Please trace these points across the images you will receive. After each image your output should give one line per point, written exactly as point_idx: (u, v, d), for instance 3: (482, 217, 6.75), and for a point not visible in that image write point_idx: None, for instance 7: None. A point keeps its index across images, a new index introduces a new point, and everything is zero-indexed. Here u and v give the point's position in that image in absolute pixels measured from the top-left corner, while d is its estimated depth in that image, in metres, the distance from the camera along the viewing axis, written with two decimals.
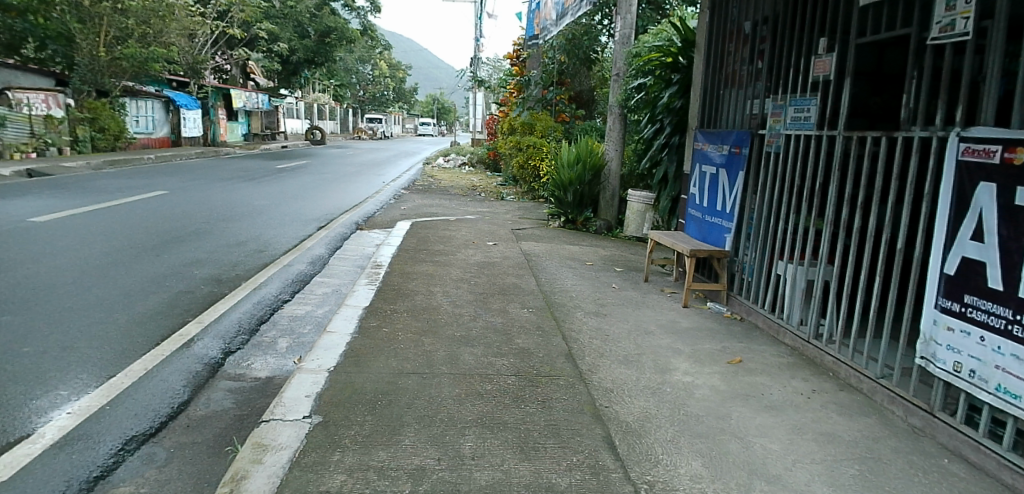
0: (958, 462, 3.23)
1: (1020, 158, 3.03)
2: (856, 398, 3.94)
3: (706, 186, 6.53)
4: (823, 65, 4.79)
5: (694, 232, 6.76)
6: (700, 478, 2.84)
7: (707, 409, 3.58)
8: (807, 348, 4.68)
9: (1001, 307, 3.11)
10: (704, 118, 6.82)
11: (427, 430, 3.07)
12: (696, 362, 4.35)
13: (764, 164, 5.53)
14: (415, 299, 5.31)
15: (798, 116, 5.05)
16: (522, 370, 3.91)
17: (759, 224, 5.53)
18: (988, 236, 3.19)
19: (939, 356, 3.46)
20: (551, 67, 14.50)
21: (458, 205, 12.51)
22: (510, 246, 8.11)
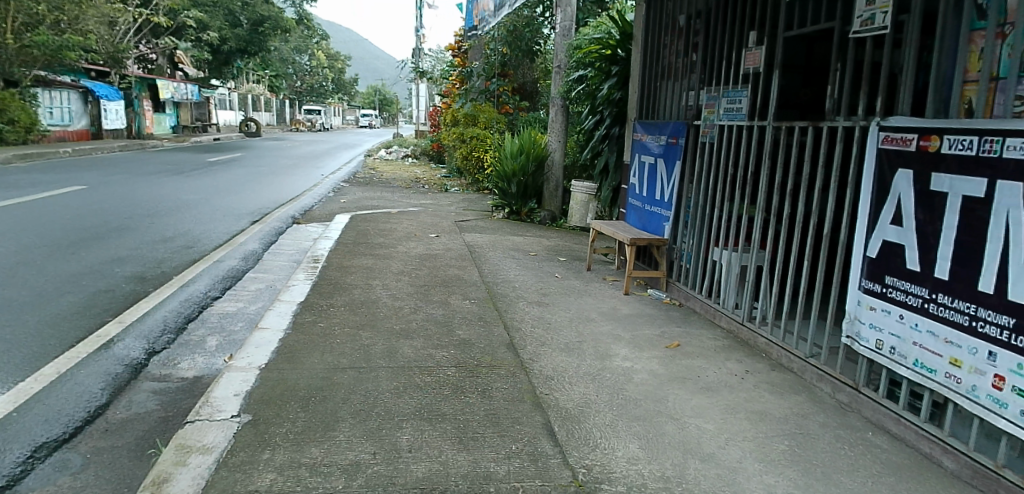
0: (881, 434, 3.40)
1: (934, 146, 3.20)
2: (787, 377, 4.09)
3: (646, 175, 6.65)
4: (754, 58, 4.93)
5: (634, 221, 6.88)
6: (637, 460, 2.90)
7: (645, 393, 3.66)
8: (742, 330, 4.84)
9: (918, 287, 3.28)
10: (643, 109, 6.92)
11: (363, 425, 3.04)
12: (635, 348, 4.44)
13: (700, 153, 5.65)
14: (353, 293, 5.23)
15: (731, 107, 5.19)
16: (462, 361, 3.92)
17: (696, 212, 5.67)
18: (906, 220, 3.36)
19: (863, 335, 3.63)
20: (492, 59, 14.39)
21: (400, 197, 12.38)
22: (453, 238, 8.08)
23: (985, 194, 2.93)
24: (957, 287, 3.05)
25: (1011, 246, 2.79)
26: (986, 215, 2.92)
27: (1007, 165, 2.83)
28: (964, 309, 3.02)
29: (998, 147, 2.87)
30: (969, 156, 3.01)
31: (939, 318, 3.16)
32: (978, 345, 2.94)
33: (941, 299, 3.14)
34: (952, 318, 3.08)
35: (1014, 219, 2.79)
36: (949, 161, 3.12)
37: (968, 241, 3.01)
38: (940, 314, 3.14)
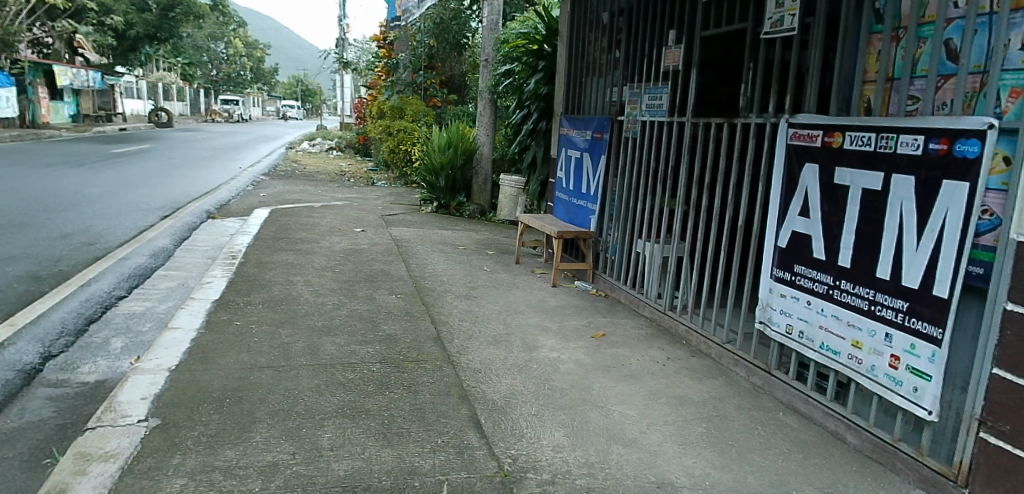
0: (791, 414, 3.58)
1: (837, 142, 3.39)
2: (706, 363, 4.26)
3: (572, 169, 6.74)
4: (673, 56, 5.08)
5: (562, 214, 6.96)
6: (562, 448, 2.95)
7: (570, 383, 3.72)
8: (663, 319, 5.01)
9: (823, 274, 3.48)
10: (568, 104, 7.01)
11: (282, 425, 2.95)
12: (562, 338, 4.50)
13: (624, 148, 5.78)
14: (273, 290, 5.08)
15: (653, 104, 5.34)
16: (388, 357, 3.87)
17: (620, 205, 5.81)
18: (812, 212, 3.56)
19: (774, 320, 3.82)
20: (419, 51, 14.18)
21: (324, 191, 12.07)
22: (379, 232, 7.95)
23: (881, 187, 3.13)
24: (858, 274, 3.25)
25: (905, 235, 2.99)
26: (882, 206, 3.12)
27: (901, 159, 3.02)
28: (864, 295, 3.22)
29: (892, 143, 3.07)
30: (868, 151, 3.21)
31: (843, 303, 3.35)
32: (876, 328, 3.14)
33: (844, 286, 3.34)
34: (853, 303, 3.28)
35: (907, 210, 2.99)
36: (850, 156, 3.31)
37: (867, 231, 3.20)
38: (843, 299, 3.34)
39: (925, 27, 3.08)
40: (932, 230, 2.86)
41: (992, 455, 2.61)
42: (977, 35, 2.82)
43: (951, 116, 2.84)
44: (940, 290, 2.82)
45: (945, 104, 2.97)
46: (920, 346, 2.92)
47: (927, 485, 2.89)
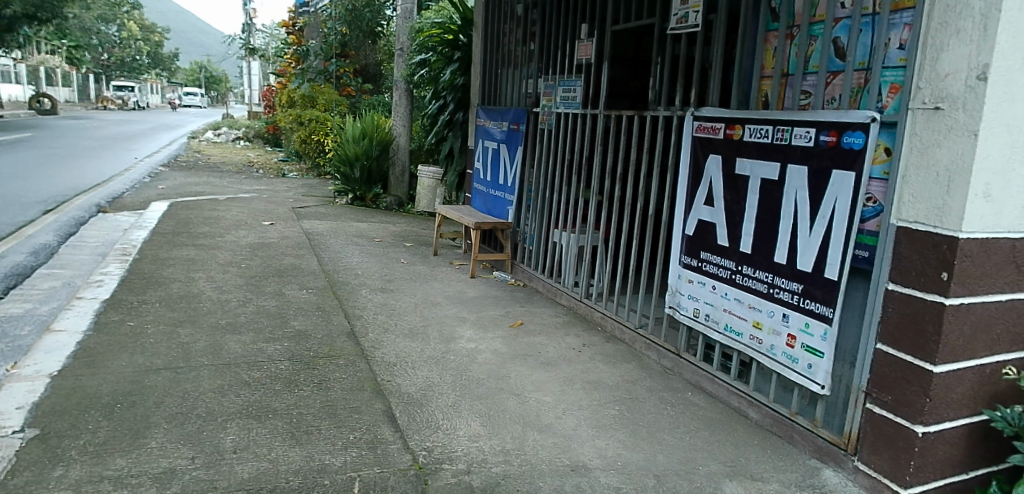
0: (699, 393, 3.74)
1: (738, 134, 3.54)
2: (620, 348, 4.38)
3: (489, 160, 6.75)
4: (586, 49, 5.16)
5: (479, 205, 6.96)
6: (478, 437, 2.95)
7: (487, 372, 3.73)
8: (580, 306, 5.11)
9: (726, 260, 3.63)
10: (484, 95, 7.00)
11: (180, 428, 2.81)
12: (480, 329, 4.51)
13: (539, 139, 5.84)
14: (172, 288, 4.81)
15: (567, 96, 5.41)
16: (297, 354, 3.75)
17: (537, 195, 5.87)
18: (716, 201, 3.71)
19: (683, 304, 3.97)
20: (331, 38, 13.78)
21: (230, 183, 11.54)
22: (289, 226, 7.68)
23: (778, 177, 3.30)
24: (758, 260, 3.42)
25: (799, 221, 3.17)
26: (779, 195, 3.29)
27: (795, 150, 3.19)
28: (763, 279, 3.39)
29: (788, 135, 3.23)
30: (766, 143, 3.37)
31: (745, 287, 3.52)
32: (775, 309, 3.31)
33: (745, 271, 3.51)
34: (753, 287, 3.45)
35: (801, 198, 3.16)
36: (749, 147, 3.47)
37: (766, 218, 3.37)
38: (745, 283, 3.51)
39: (816, 25, 3.25)
40: (824, 216, 3.04)
41: (877, 423, 2.80)
42: (861, 34, 3.00)
43: (839, 110, 3.02)
44: (830, 273, 3.00)
45: (834, 99, 3.15)
46: (814, 325, 3.10)
47: (821, 455, 3.07)
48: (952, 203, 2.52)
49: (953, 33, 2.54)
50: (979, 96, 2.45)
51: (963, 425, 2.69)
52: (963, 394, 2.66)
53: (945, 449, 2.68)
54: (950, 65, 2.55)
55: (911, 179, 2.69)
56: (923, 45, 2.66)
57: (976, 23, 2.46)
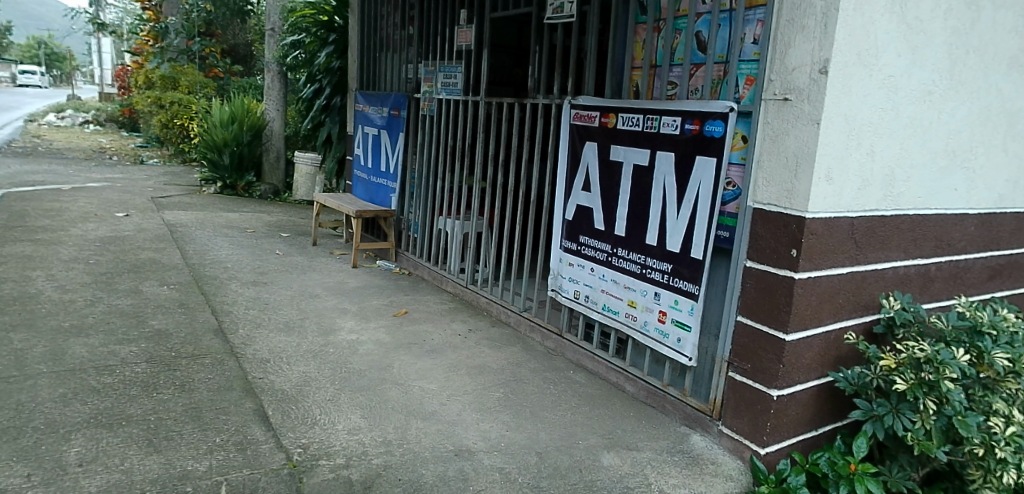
0: (580, 371, 3.86)
1: (612, 122, 3.66)
2: (505, 331, 4.44)
3: (369, 147, 6.56)
4: (465, 35, 5.11)
5: (360, 193, 6.76)
6: (358, 430, 2.87)
7: (368, 363, 3.64)
8: (465, 292, 5.11)
9: (603, 243, 3.76)
10: (363, 79, 6.79)
11: (13, 445, 2.52)
12: (361, 319, 4.39)
13: (420, 126, 5.75)
14: (4, 288, 4.31)
15: (447, 82, 5.35)
16: (156, 355, 3.47)
17: (420, 182, 5.79)
18: (593, 186, 3.82)
19: (564, 287, 4.07)
20: (193, 15, 12.96)
21: (77, 171, 10.49)
22: (148, 217, 7.10)
23: (648, 162, 3.44)
24: (632, 242, 3.56)
25: (668, 205, 3.32)
26: (649, 180, 3.43)
27: (663, 138, 3.34)
28: (637, 260, 3.53)
29: (657, 124, 3.38)
30: (637, 131, 3.50)
31: (620, 268, 3.65)
32: (647, 288, 3.47)
33: (621, 253, 3.64)
34: (628, 268, 3.59)
35: (669, 183, 3.31)
36: (622, 135, 3.59)
37: (638, 202, 3.51)
38: (619, 265, 3.64)
39: (680, 19, 3.40)
40: (689, 199, 3.20)
41: (739, 390, 3.00)
42: (720, 29, 3.17)
43: (701, 100, 3.18)
44: (696, 252, 3.17)
45: (697, 89, 3.32)
46: (682, 301, 3.27)
47: (690, 422, 3.25)
48: (799, 186, 2.74)
49: (799, 30, 2.74)
50: (821, 88, 2.67)
51: (812, 386, 2.95)
52: (811, 359, 2.91)
53: (797, 409, 2.91)
54: (796, 59, 2.75)
55: (764, 164, 2.89)
56: (772, 40, 2.86)
57: (818, 21, 2.67)
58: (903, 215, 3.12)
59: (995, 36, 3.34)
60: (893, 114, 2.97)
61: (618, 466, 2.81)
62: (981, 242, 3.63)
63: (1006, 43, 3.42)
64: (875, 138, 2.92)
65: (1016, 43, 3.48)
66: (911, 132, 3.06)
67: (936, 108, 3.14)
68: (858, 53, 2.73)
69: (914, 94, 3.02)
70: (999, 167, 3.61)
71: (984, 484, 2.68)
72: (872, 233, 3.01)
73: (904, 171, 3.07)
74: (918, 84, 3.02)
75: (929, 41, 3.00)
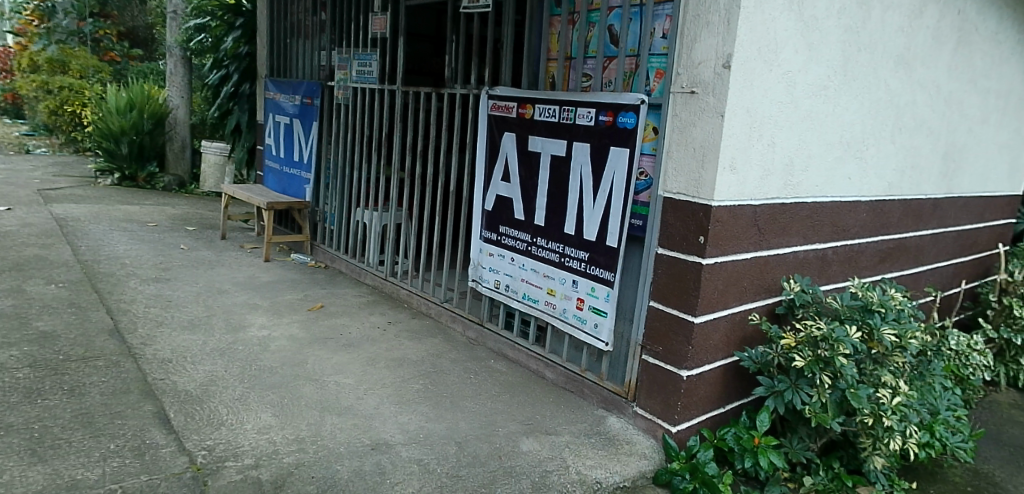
0: (501, 360, 3.87)
1: (529, 113, 3.67)
2: (426, 322, 4.39)
3: (281, 136, 6.33)
4: (379, 23, 4.99)
5: (272, 184, 6.51)
6: (268, 429, 2.76)
7: (280, 360, 3.51)
8: (384, 285, 5.02)
9: (523, 233, 3.77)
10: (273, 66, 6.52)
11: None
12: (273, 314, 4.23)
13: (335, 115, 5.59)
14: None
15: (362, 70, 5.21)
16: (43, 359, 3.22)
17: (335, 173, 5.63)
18: (511, 177, 3.83)
19: (484, 277, 4.07)
20: None
21: None
22: (35, 211, 6.57)
23: (565, 152, 3.47)
24: (551, 231, 3.59)
25: (584, 194, 3.37)
26: (566, 170, 3.47)
27: (579, 129, 3.38)
28: (555, 249, 3.57)
29: (572, 115, 3.41)
30: (553, 122, 3.53)
31: (538, 257, 3.68)
32: (565, 277, 3.51)
33: (540, 242, 3.66)
34: (547, 257, 3.62)
35: (585, 173, 3.36)
36: (539, 126, 3.62)
37: (556, 192, 3.54)
38: (538, 254, 3.67)
39: (593, 13, 3.45)
40: (604, 188, 3.25)
41: (652, 372, 3.09)
42: (631, 23, 3.23)
43: (614, 92, 3.24)
44: (612, 240, 3.23)
45: (610, 82, 3.36)
46: (599, 288, 3.33)
47: (607, 404, 3.33)
48: (706, 176, 2.84)
49: (704, 26, 2.83)
50: (725, 82, 2.77)
51: (719, 365, 3.07)
52: (718, 340, 3.03)
53: (705, 388, 3.03)
54: (702, 54, 2.85)
55: (674, 155, 2.97)
56: (680, 35, 2.94)
57: (721, 17, 2.77)
58: (802, 203, 3.30)
59: (883, 36, 3.56)
60: (792, 107, 3.11)
61: (537, 450, 2.84)
62: (872, 227, 3.89)
63: (894, 42, 3.65)
64: (776, 130, 3.06)
65: (902, 42, 3.72)
66: (809, 124, 3.23)
67: (831, 102, 3.32)
68: (759, 49, 2.84)
69: (811, 89, 3.18)
70: (888, 157, 3.86)
71: (874, 451, 2.90)
72: (774, 220, 3.16)
73: (802, 162, 3.24)
74: (814, 79, 3.18)
75: (824, 39, 3.17)
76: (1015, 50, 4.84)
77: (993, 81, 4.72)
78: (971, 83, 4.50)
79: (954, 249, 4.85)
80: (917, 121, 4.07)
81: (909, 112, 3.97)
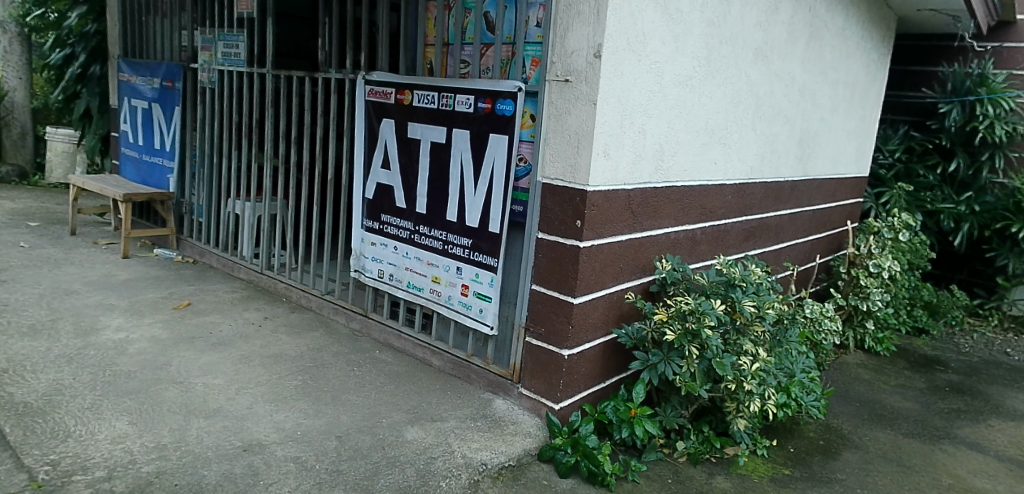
0: (387, 351, 3.79)
1: (408, 99, 3.60)
2: (306, 316, 4.23)
3: (138, 122, 5.84)
4: (246, 2, 4.69)
5: (131, 174, 6.00)
6: (124, 437, 2.56)
7: (139, 364, 3.25)
8: (261, 278, 4.77)
9: (405, 221, 3.71)
10: (128, 45, 5.98)
11: None
12: (133, 315, 3.91)
13: (199, 100, 5.22)
14: None
15: (228, 52, 4.90)
16: None
17: (202, 161, 5.27)
18: (392, 164, 3.75)
19: (367, 267, 3.97)
20: None
21: None
22: None
23: (445, 139, 3.43)
24: (433, 219, 3.55)
25: (466, 180, 3.35)
26: (447, 157, 3.43)
27: (459, 116, 3.35)
28: (437, 236, 3.54)
29: (451, 101, 3.38)
30: (433, 108, 3.48)
31: (421, 245, 3.63)
32: (449, 264, 3.49)
33: (422, 230, 3.62)
34: (429, 245, 3.58)
35: (466, 160, 3.34)
36: (419, 112, 3.55)
37: (437, 179, 3.50)
38: (421, 241, 3.63)
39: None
40: (485, 175, 3.25)
41: (535, 353, 3.14)
42: (507, 10, 3.23)
43: (492, 79, 3.23)
44: (494, 227, 3.24)
45: (488, 69, 3.36)
46: (482, 274, 3.33)
47: (493, 388, 3.35)
48: (581, 162, 2.90)
49: (575, 16, 2.89)
50: (596, 70, 2.83)
51: (599, 343, 3.18)
52: (597, 318, 3.13)
53: (586, 365, 3.12)
54: (574, 43, 2.91)
55: (550, 141, 3.02)
56: (553, 24, 2.99)
57: (591, 8, 2.83)
58: (672, 186, 3.46)
59: (742, 29, 3.78)
60: (660, 95, 3.25)
61: (422, 438, 2.81)
62: (737, 208, 4.15)
63: (751, 35, 3.89)
64: (646, 117, 3.18)
65: (760, 36, 3.98)
66: (677, 112, 3.39)
67: (697, 91, 3.50)
68: (627, 40, 2.94)
69: (678, 79, 3.33)
70: (750, 143, 4.13)
71: (737, 414, 3.13)
72: (646, 203, 3.29)
73: (672, 147, 3.40)
74: (681, 69, 3.33)
75: (689, 31, 3.32)
76: (859, 45, 5.32)
77: (840, 72, 5.16)
78: (821, 75, 4.89)
79: (810, 227, 5.28)
80: (775, 109, 4.37)
81: (767, 102, 4.26)
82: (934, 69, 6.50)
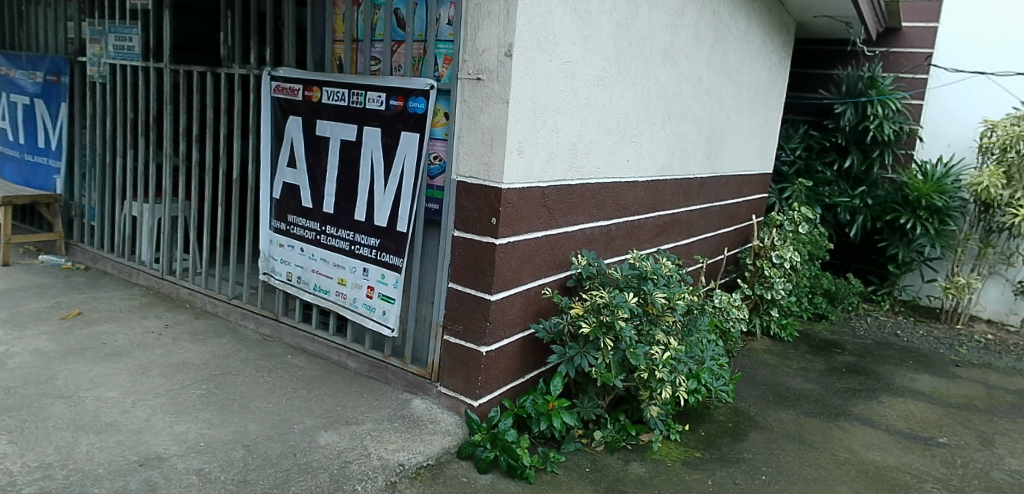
0: (300, 355, 3.67)
1: (316, 96, 3.49)
2: (212, 322, 4.03)
3: (19, 119, 5.41)
4: None
5: (12, 175, 5.55)
6: (2, 458, 2.36)
7: (21, 379, 3.00)
8: (161, 284, 4.52)
9: (312, 222, 3.60)
10: (6, 37, 5.54)
11: None
12: (14, 327, 3.62)
13: (88, 96, 4.88)
14: None
15: (119, 45, 4.59)
16: None
17: (93, 162, 4.94)
18: (299, 162, 3.63)
19: (276, 269, 3.82)
20: None
21: None
22: None
23: (355, 137, 3.35)
24: (341, 219, 3.46)
25: (375, 179, 3.29)
26: (357, 155, 3.36)
27: (369, 114, 3.28)
28: (345, 237, 3.45)
29: (362, 99, 3.30)
30: (343, 106, 3.39)
31: (329, 247, 3.54)
32: (356, 265, 3.41)
33: (329, 231, 3.52)
34: (337, 245, 3.49)
35: (376, 158, 3.28)
36: (328, 110, 3.45)
37: (345, 177, 3.42)
38: (327, 242, 3.53)
39: None
40: (395, 174, 3.20)
41: (453, 351, 3.12)
42: (417, 8, 3.19)
43: (403, 76, 3.18)
44: (401, 226, 3.19)
45: (399, 66, 3.29)
46: (388, 275, 3.28)
47: (411, 388, 3.30)
48: (495, 159, 2.90)
49: (486, 15, 2.89)
50: (508, 69, 2.84)
51: (517, 338, 3.19)
52: (514, 314, 3.14)
53: (505, 361, 3.13)
54: (486, 41, 2.90)
55: (464, 139, 3.00)
56: (464, 22, 2.97)
57: (501, 7, 2.83)
58: (585, 183, 3.51)
59: (650, 29, 3.88)
60: (572, 94, 3.29)
61: (335, 442, 2.73)
62: (648, 203, 4.26)
63: (659, 36, 4.00)
64: (558, 115, 3.21)
65: (667, 38, 4.10)
66: (588, 111, 3.44)
67: (607, 91, 3.56)
68: (538, 40, 2.96)
69: (589, 78, 3.39)
70: (659, 141, 4.25)
71: (650, 401, 3.22)
72: (561, 200, 3.33)
73: (584, 145, 3.45)
74: (591, 69, 3.39)
75: (598, 31, 3.38)
76: (760, 47, 5.56)
77: (743, 73, 5.38)
78: (726, 75, 5.08)
79: (718, 220, 5.49)
80: (682, 107, 4.51)
81: (676, 102, 4.40)
82: (830, 72, 6.93)
